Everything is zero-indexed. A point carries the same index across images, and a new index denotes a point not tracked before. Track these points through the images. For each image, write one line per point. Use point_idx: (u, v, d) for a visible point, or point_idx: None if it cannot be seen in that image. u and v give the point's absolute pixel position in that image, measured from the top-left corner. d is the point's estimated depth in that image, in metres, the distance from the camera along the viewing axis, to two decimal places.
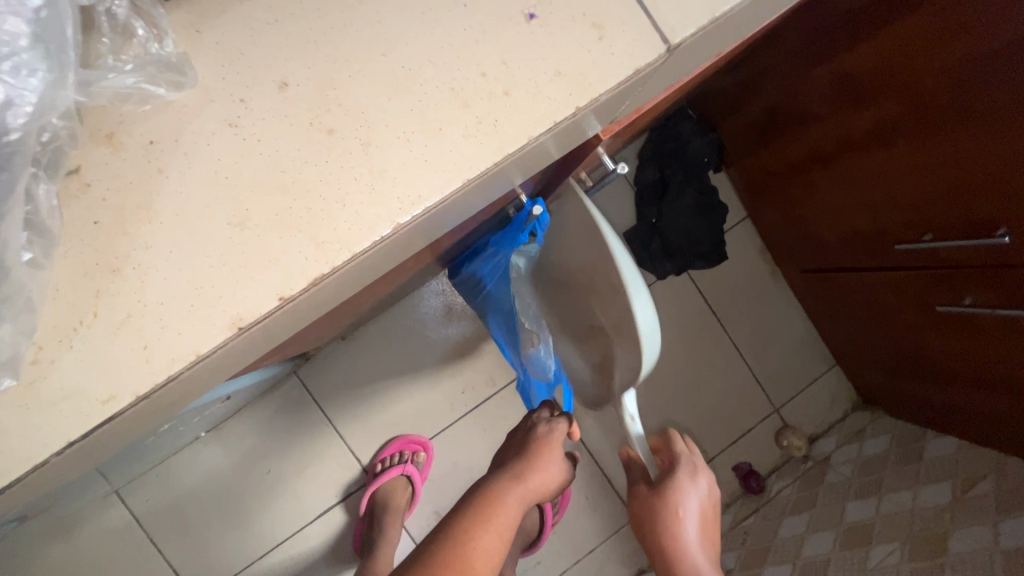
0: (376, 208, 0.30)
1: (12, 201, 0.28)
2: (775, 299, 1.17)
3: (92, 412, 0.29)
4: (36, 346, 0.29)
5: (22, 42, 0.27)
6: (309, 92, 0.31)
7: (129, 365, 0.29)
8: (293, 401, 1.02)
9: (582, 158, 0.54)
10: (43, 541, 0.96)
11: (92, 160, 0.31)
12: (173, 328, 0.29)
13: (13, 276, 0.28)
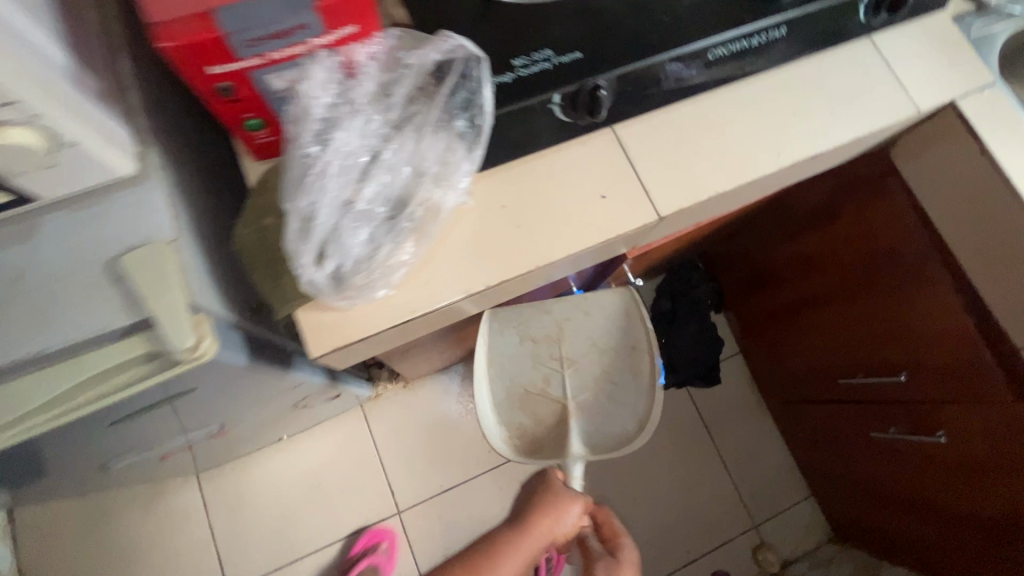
0: (546, 247, 0.52)
1: (424, 229, 0.47)
2: (761, 425, 1.37)
3: (369, 328, 0.48)
4: (356, 282, 0.46)
5: (464, 160, 0.47)
6: (515, 180, 0.53)
7: (399, 304, 0.49)
8: (353, 429, 1.24)
9: (616, 268, 0.84)
10: (127, 504, 1.16)
11: (442, 204, 0.47)
12: (426, 290, 0.49)
13: (392, 256, 0.47)
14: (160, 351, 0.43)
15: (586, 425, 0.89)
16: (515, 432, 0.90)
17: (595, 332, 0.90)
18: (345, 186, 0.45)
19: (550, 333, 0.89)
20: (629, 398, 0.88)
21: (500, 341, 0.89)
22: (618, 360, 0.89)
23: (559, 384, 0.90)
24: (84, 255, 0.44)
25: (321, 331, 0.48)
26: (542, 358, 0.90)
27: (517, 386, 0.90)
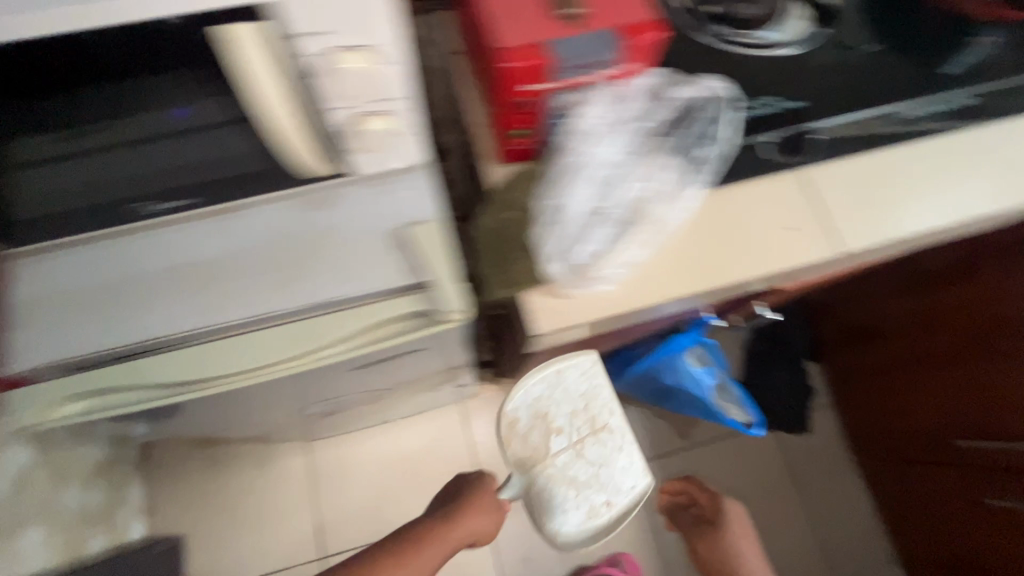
0: (732, 269, 0.57)
1: (650, 236, 0.54)
2: (848, 481, 1.34)
3: (578, 317, 0.55)
4: (585, 267, 0.54)
5: (694, 183, 0.54)
6: (710, 204, 0.58)
7: (603, 302, 0.56)
8: (448, 423, 1.31)
9: (748, 302, 0.87)
10: (245, 460, 1.26)
11: (666, 216, 0.54)
12: (627, 292, 0.56)
13: (618, 254, 0.54)
14: (421, 305, 0.52)
15: (514, 490, 0.79)
16: (511, 450, 0.78)
17: (611, 463, 0.79)
18: (590, 196, 0.54)
19: (597, 423, 0.80)
20: (595, 533, 0.79)
21: (574, 361, 0.78)
22: (618, 497, 0.79)
23: (563, 461, 0.78)
24: (371, 222, 0.54)
25: (545, 313, 0.55)
26: (581, 425, 0.80)
27: (540, 408, 0.78)
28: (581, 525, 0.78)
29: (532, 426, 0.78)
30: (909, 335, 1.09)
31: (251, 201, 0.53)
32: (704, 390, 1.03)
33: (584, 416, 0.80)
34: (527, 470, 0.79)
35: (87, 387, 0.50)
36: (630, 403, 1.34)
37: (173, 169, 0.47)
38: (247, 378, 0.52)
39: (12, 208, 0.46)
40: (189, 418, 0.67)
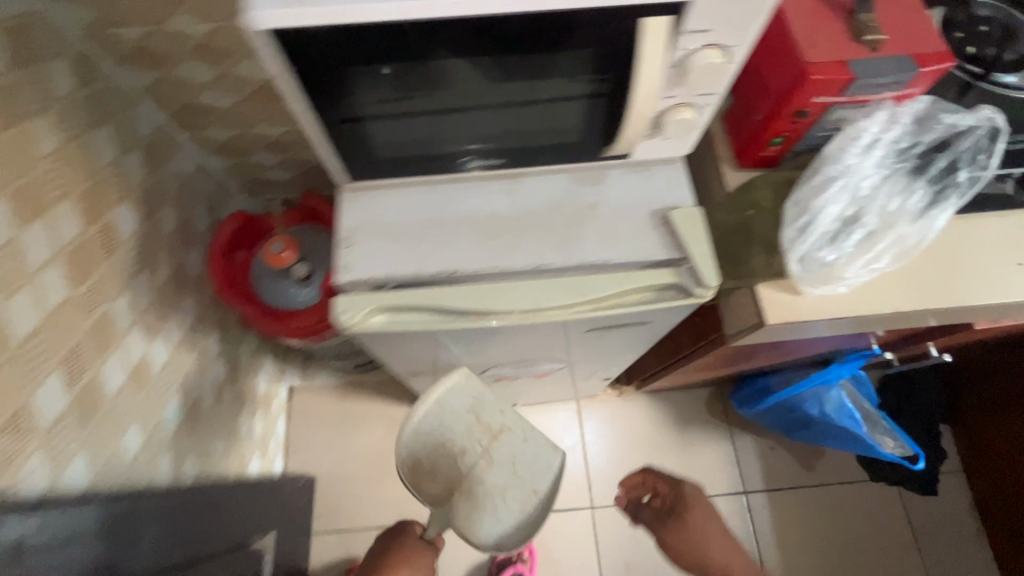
0: (960, 292, 0.59)
1: (896, 245, 0.57)
2: (977, 557, 1.26)
3: (807, 316, 0.60)
4: (824, 271, 0.58)
5: (949, 201, 0.57)
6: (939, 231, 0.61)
7: (831, 305, 0.60)
8: (566, 418, 1.38)
9: (923, 340, 0.86)
10: (376, 419, 1.38)
11: (914, 229, 0.57)
12: (854, 301, 0.60)
13: (860, 258, 0.58)
14: (681, 279, 0.58)
15: (456, 515, 0.75)
16: (411, 466, 0.76)
17: (522, 458, 0.77)
18: (840, 204, 0.58)
19: (496, 426, 0.79)
20: (517, 529, 0.72)
21: (456, 387, 0.77)
22: (521, 494, 0.74)
23: (469, 463, 0.76)
24: (635, 204, 0.61)
25: (775, 306, 0.61)
26: (488, 430, 0.78)
27: (439, 436, 0.77)
28: (518, 521, 0.73)
29: (437, 453, 0.77)
30: None
31: (537, 172, 0.62)
32: (854, 420, 1.05)
33: (465, 441, 0.77)
34: (444, 505, 0.77)
35: (395, 304, 0.57)
36: (744, 431, 1.35)
37: (501, 136, 0.56)
38: (527, 318, 0.57)
39: (367, 155, 0.56)
40: (414, 360, 0.77)
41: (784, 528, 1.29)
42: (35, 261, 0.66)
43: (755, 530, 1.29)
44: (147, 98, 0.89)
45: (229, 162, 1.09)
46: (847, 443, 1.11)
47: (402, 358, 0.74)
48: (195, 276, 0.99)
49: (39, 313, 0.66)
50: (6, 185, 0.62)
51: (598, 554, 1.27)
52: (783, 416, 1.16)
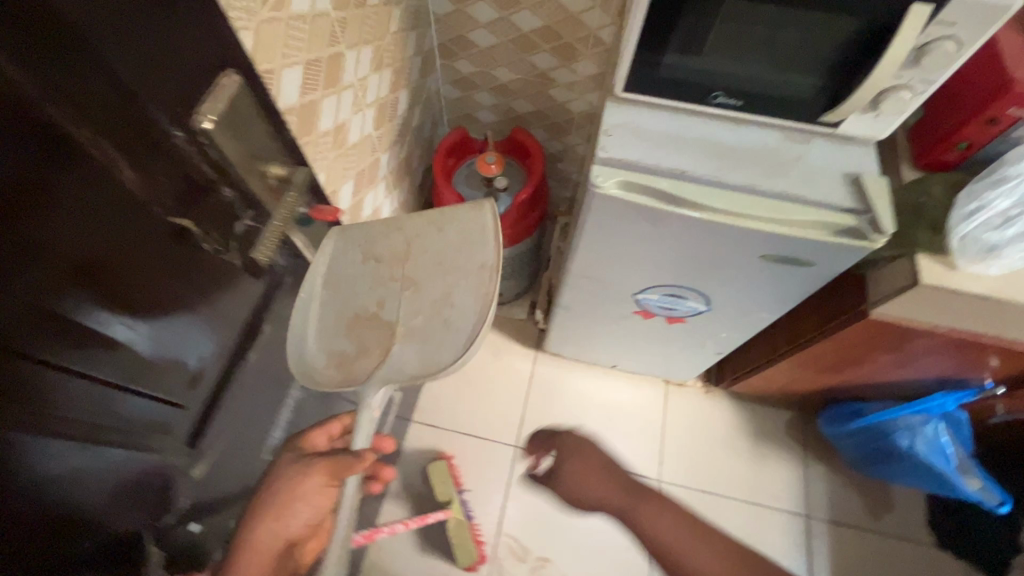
0: None
1: None
2: None
3: (954, 287, 0.73)
4: (978, 254, 0.72)
5: None
6: None
7: (978, 285, 0.73)
8: (653, 396, 1.48)
9: None
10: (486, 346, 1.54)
11: None
12: (997, 287, 0.73)
13: (1014, 250, 0.70)
14: (859, 225, 0.73)
15: (411, 359, 0.63)
16: (334, 365, 0.65)
17: (449, 249, 0.65)
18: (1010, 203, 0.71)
19: (404, 249, 0.67)
20: (476, 314, 0.60)
21: (339, 260, 0.69)
22: (472, 275, 0.63)
23: (395, 304, 0.65)
24: (831, 165, 0.78)
25: (932, 274, 0.74)
26: (394, 261, 0.67)
27: (344, 312, 0.67)
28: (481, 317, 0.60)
29: (359, 332, 0.65)
30: None
31: (756, 123, 0.80)
32: (946, 460, 1.09)
33: (379, 289, 0.66)
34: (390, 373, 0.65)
35: (632, 182, 0.75)
36: (819, 460, 1.40)
37: (750, 84, 0.75)
38: (725, 219, 0.74)
39: (646, 77, 0.77)
40: (592, 259, 0.95)
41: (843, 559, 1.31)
42: (368, 100, 0.90)
43: (811, 554, 1.32)
44: (435, 25, 1.16)
45: (456, 95, 1.34)
46: (934, 483, 1.15)
47: (592, 250, 0.91)
48: (413, 167, 1.23)
49: (358, 136, 0.90)
50: (373, 41, 0.88)
51: None
52: (868, 442, 1.21)
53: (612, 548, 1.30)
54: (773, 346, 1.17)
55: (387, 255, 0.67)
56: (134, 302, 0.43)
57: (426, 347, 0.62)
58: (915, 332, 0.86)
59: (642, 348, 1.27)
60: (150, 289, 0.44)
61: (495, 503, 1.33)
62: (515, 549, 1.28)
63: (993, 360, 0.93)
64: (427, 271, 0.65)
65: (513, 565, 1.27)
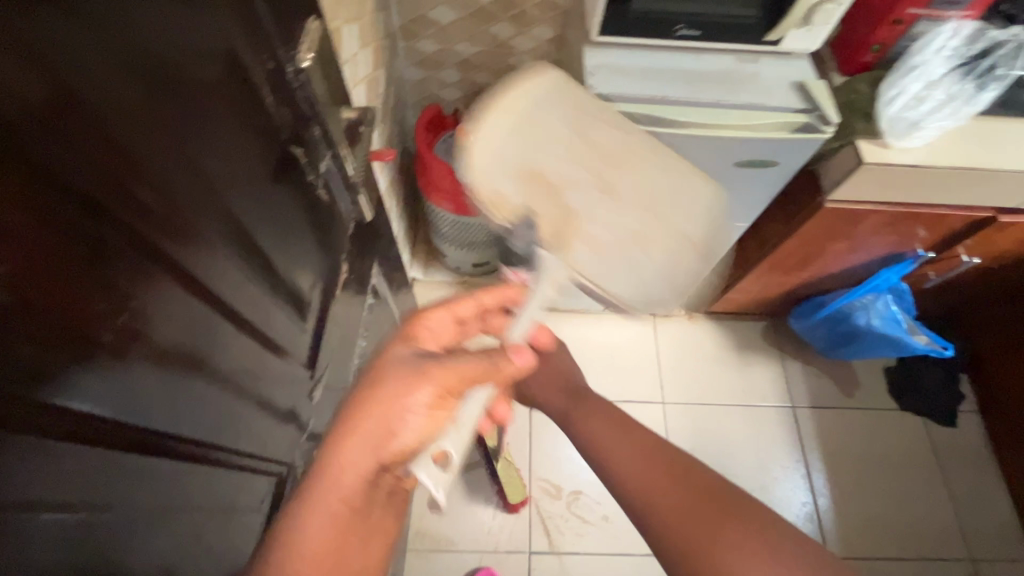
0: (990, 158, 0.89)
1: (949, 117, 0.88)
2: (988, 480, 1.46)
3: (890, 161, 0.89)
4: (901, 130, 0.88)
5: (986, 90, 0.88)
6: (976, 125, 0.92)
7: (906, 156, 0.89)
8: (643, 330, 1.61)
9: (957, 241, 1.15)
10: None
11: (962, 109, 0.88)
12: (920, 156, 0.89)
13: (925, 125, 0.87)
14: (810, 120, 0.88)
15: (585, 258, 0.66)
16: (493, 205, 0.60)
17: (664, 191, 0.66)
18: (918, 86, 0.88)
19: (603, 141, 0.65)
20: (664, 275, 0.68)
21: (547, 103, 0.62)
22: (691, 235, 0.67)
23: (580, 193, 0.64)
24: (779, 77, 0.91)
25: (872, 153, 0.89)
26: (606, 166, 0.65)
27: (522, 152, 0.61)
28: (659, 268, 0.67)
29: (534, 192, 0.62)
30: None
31: (713, 50, 0.93)
32: (898, 326, 1.28)
33: (581, 175, 0.64)
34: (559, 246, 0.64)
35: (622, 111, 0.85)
36: (794, 357, 1.59)
37: (705, 15, 0.87)
38: (704, 131, 0.86)
39: (616, 20, 0.87)
40: None
41: (827, 436, 1.50)
42: (358, 77, 0.95)
43: (802, 437, 1.49)
44: (396, 7, 1.21)
45: (419, 76, 1.40)
46: (892, 349, 1.34)
47: None
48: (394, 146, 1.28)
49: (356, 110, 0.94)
50: (357, 20, 0.93)
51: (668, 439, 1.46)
52: (832, 326, 1.39)
53: None
54: (744, 258, 1.32)
55: (593, 148, 0.65)
56: (265, 229, 0.48)
57: (608, 260, 0.66)
58: (861, 214, 1.03)
59: None
60: (275, 220, 0.50)
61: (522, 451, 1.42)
62: (549, 489, 1.38)
63: (922, 229, 1.12)
64: (636, 203, 0.65)
65: (550, 501, 1.37)
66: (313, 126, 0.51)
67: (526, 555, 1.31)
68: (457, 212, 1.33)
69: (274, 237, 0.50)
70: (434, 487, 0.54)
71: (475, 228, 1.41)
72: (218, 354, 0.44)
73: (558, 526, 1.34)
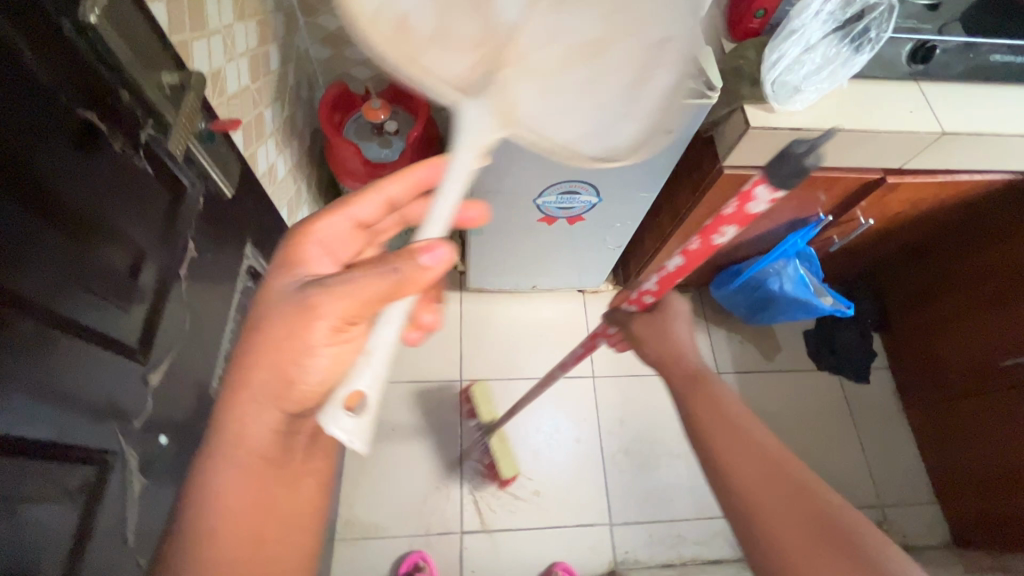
0: (866, 119, 0.92)
1: (825, 82, 0.91)
2: (898, 429, 1.55)
3: (774, 125, 0.91)
4: (780, 96, 0.91)
5: (861, 53, 0.90)
6: (853, 89, 0.95)
7: (789, 120, 0.92)
8: (575, 306, 1.61)
9: (854, 204, 1.19)
10: None
11: (837, 74, 0.91)
12: (801, 119, 0.92)
13: (802, 91, 0.90)
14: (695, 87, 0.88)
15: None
16: None
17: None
18: (797, 50, 0.89)
19: None
20: None
21: None
22: None
23: None
24: None
25: (759, 118, 0.91)
26: None
27: None
28: None
29: None
30: (955, 286, 1.34)
31: None
32: (806, 289, 1.33)
33: None
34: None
35: None
36: (719, 326, 1.63)
37: None
38: None
39: None
40: (492, 170, 1.03)
41: (752, 398, 1.55)
42: (238, 50, 0.90)
43: None
44: None
45: (327, 54, 1.34)
46: (804, 312, 1.40)
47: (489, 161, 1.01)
48: (300, 127, 1.23)
49: (237, 86, 0.89)
50: None
51: (598, 413, 1.48)
52: (748, 292, 1.43)
53: (567, 443, 1.43)
54: (661, 229, 1.34)
55: None
56: (67, 213, 0.42)
57: None
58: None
59: (555, 259, 1.39)
60: (79, 203, 0.43)
61: (454, 433, 1.41)
62: (481, 469, 1.38)
63: (820, 193, 1.16)
64: None
65: (482, 481, 1.37)
66: (118, 91, 0.47)
67: (457, 535, 1.31)
68: None
69: (82, 223, 0.44)
70: (348, 438, 0.45)
71: None
72: (27, 359, 0.39)
73: (490, 505, 1.34)
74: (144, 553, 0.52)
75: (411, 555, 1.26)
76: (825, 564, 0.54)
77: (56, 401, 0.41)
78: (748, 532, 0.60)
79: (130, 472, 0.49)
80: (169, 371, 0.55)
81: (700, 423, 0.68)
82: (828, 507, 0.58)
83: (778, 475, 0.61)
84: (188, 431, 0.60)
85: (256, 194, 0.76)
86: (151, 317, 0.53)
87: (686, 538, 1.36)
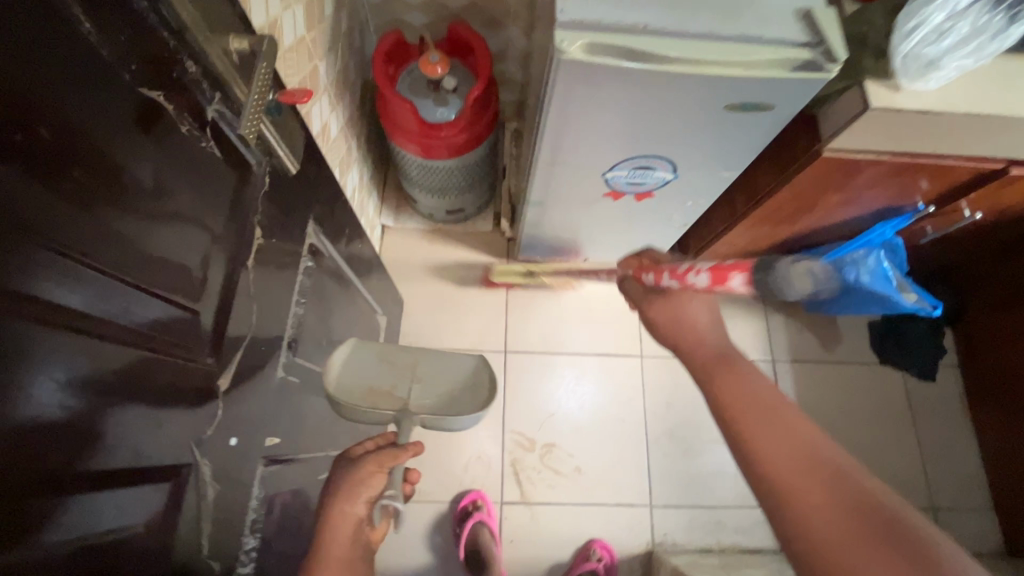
0: (1010, 104, 0.79)
1: (968, 57, 0.77)
2: (960, 432, 1.47)
3: (898, 106, 0.79)
4: (912, 72, 0.77)
5: (1014, 28, 0.77)
6: (998, 66, 0.81)
7: (918, 100, 0.79)
8: None
9: (961, 195, 1.06)
10: (458, 262, 1.53)
11: (983, 49, 0.77)
12: (932, 99, 0.79)
13: (941, 66, 0.77)
14: (814, 57, 0.76)
15: None
16: None
17: None
18: (940, 19, 0.76)
19: None
20: None
21: None
22: None
23: None
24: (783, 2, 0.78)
25: (882, 96, 0.79)
26: None
27: None
28: None
29: None
30: None
31: None
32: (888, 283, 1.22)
33: None
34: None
35: (596, 43, 0.74)
36: (778, 310, 1.54)
37: None
38: (690, 68, 0.75)
39: None
40: (563, 140, 0.94)
41: (806, 388, 1.49)
42: None
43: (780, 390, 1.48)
44: None
45: None
46: (879, 306, 1.29)
47: (563, 130, 0.91)
48: (352, 79, 1.14)
49: (293, 38, 0.81)
50: None
51: (644, 393, 1.44)
52: None
53: (611, 422, 1.41)
54: (733, 209, 1.23)
55: None
56: (141, 212, 0.37)
57: None
58: (862, 163, 0.95)
59: (613, 234, 1.31)
60: (154, 199, 0.38)
61: (497, 404, 1.40)
62: (523, 442, 1.37)
63: (923, 182, 1.03)
64: None
65: (523, 454, 1.36)
66: (183, 60, 0.40)
67: (497, 505, 1.31)
68: (424, 156, 1.21)
69: (155, 221, 0.38)
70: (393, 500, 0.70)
71: (444, 172, 1.30)
72: (99, 380, 0.34)
73: (531, 478, 1.34)
74: (218, 554, 0.50)
75: (471, 493, 1.30)
76: (868, 553, 0.48)
77: (133, 419, 0.38)
78: (789, 531, 0.52)
79: (205, 481, 0.47)
80: (240, 369, 0.52)
81: (731, 408, 0.60)
82: (871, 493, 0.51)
83: (815, 463, 0.54)
84: (256, 426, 0.57)
85: (318, 166, 0.69)
86: (219, 314, 0.48)
87: (726, 525, 1.34)
